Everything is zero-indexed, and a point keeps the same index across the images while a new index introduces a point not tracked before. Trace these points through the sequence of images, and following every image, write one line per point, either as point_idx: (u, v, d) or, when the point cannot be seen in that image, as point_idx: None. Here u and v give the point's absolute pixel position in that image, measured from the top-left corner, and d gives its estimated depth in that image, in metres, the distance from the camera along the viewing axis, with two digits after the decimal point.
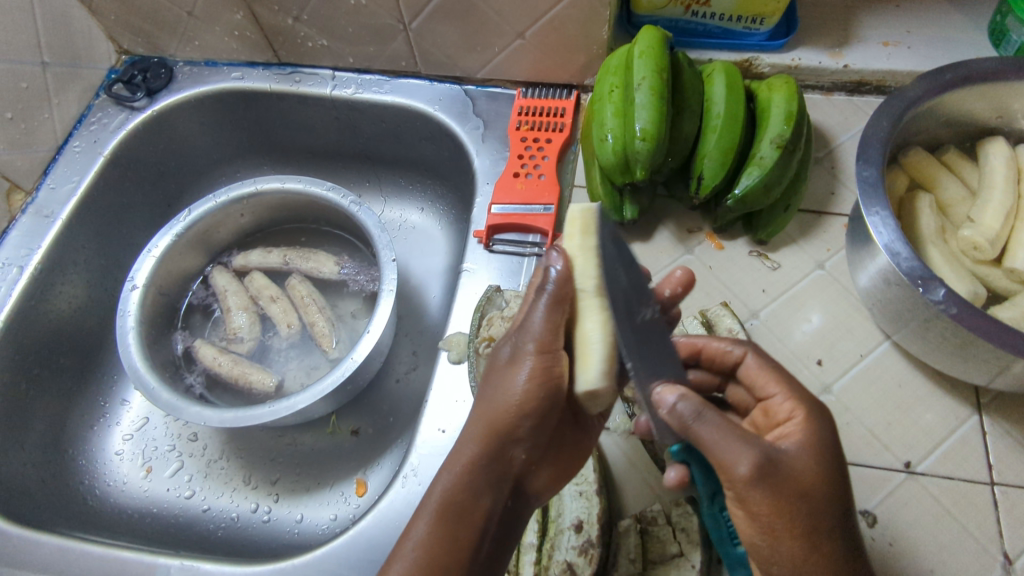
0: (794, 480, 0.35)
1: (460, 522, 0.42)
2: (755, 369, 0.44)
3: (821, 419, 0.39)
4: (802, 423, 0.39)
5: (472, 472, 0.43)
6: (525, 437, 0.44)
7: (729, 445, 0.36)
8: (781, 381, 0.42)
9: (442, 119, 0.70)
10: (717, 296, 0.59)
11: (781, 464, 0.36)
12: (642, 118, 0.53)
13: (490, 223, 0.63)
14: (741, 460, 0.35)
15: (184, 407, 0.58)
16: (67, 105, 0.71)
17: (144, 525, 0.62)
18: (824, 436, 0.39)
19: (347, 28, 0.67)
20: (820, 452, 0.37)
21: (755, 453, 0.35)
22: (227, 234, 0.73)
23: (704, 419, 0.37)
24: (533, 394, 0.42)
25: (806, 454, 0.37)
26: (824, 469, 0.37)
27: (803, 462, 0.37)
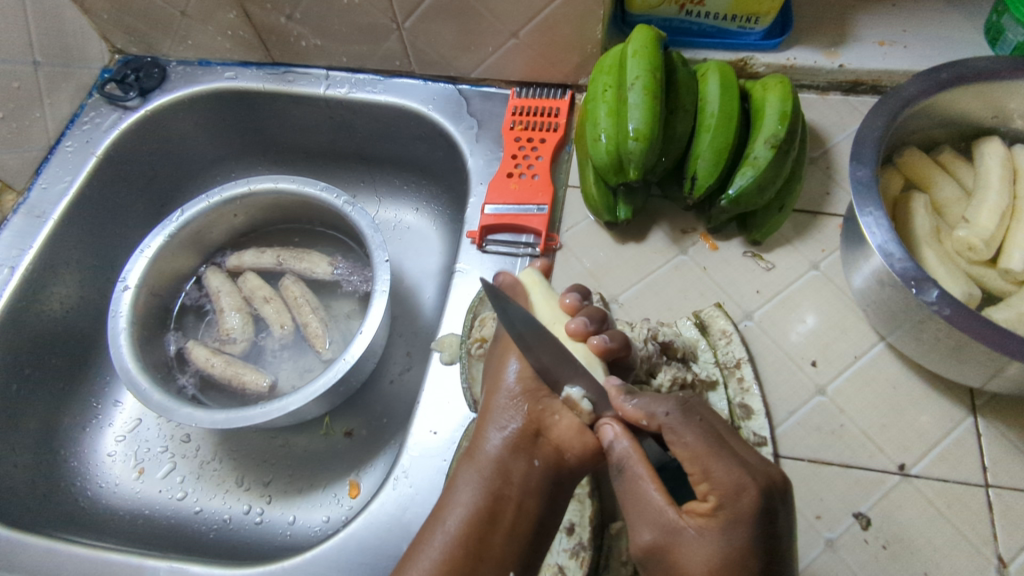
0: (683, 572, 0.36)
1: (484, 490, 0.43)
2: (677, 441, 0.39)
3: (729, 514, 0.36)
4: (710, 510, 0.36)
5: (493, 440, 0.45)
6: (538, 391, 0.46)
7: (635, 511, 0.40)
8: (697, 458, 0.38)
9: (436, 119, 0.70)
10: (711, 296, 0.59)
11: (669, 551, 0.37)
12: (635, 117, 0.53)
13: (484, 223, 0.62)
14: (637, 537, 0.39)
15: (175, 408, 0.58)
16: (59, 105, 0.71)
17: (136, 527, 0.62)
18: (736, 531, 0.35)
19: (341, 27, 0.66)
20: (723, 551, 0.35)
21: (647, 531, 0.39)
22: (220, 234, 0.73)
23: (622, 474, 0.41)
24: (525, 354, 0.47)
25: (705, 546, 0.36)
26: (724, 572, 0.35)
27: (699, 556, 0.36)
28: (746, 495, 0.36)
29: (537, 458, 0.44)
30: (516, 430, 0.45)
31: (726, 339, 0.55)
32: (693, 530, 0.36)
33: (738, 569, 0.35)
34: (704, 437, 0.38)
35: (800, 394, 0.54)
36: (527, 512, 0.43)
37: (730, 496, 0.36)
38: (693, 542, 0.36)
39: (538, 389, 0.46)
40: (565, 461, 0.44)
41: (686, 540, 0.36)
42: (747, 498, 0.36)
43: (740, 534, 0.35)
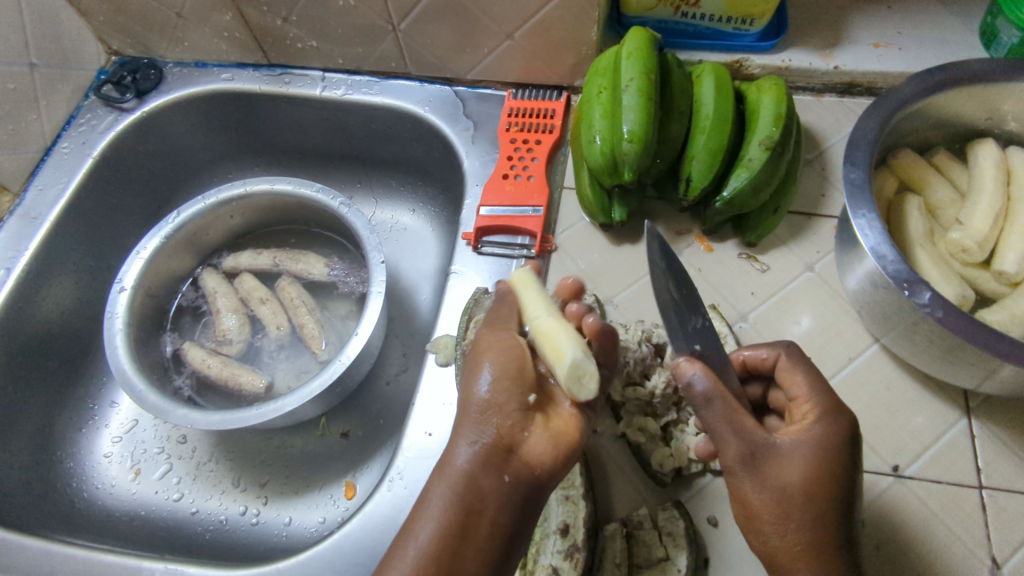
0: (776, 477, 0.39)
1: (456, 505, 0.42)
2: (786, 370, 0.45)
3: (828, 425, 0.41)
4: (812, 423, 0.41)
5: (464, 456, 0.43)
6: (507, 405, 0.44)
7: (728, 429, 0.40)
8: (808, 382, 0.44)
9: (432, 120, 0.70)
10: (705, 298, 0.59)
11: (765, 461, 0.40)
12: (630, 119, 0.53)
13: (479, 225, 0.62)
14: (731, 445, 0.40)
15: (171, 409, 0.58)
16: (55, 106, 0.71)
17: (133, 528, 0.62)
18: (838, 444, 0.40)
19: (336, 29, 0.66)
20: (825, 461, 0.40)
21: (743, 445, 0.40)
22: (216, 236, 0.73)
23: (711, 406, 0.40)
24: (502, 361, 0.45)
25: (807, 457, 0.40)
26: (820, 478, 0.39)
27: (796, 463, 0.40)
28: (843, 415, 0.42)
29: (507, 473, 0.43)
30: (486, 445, 0.43)
31: (722, 340, 0.54)
32: (806, 441, 0.40)
33: (835, 477, 0.39)
34: (815, 373, 0.44)
35: None
36: (499, 525, 0.42)
37: (829, 415, 0.41)
38: (784, 453, 0.40)
39: (510, 402, 0.44)
40: (536, 474, 0.43)
41: (777, 450, 0.40)
42: (845, 418, 0.41)
43: (845, 452, 0.40)
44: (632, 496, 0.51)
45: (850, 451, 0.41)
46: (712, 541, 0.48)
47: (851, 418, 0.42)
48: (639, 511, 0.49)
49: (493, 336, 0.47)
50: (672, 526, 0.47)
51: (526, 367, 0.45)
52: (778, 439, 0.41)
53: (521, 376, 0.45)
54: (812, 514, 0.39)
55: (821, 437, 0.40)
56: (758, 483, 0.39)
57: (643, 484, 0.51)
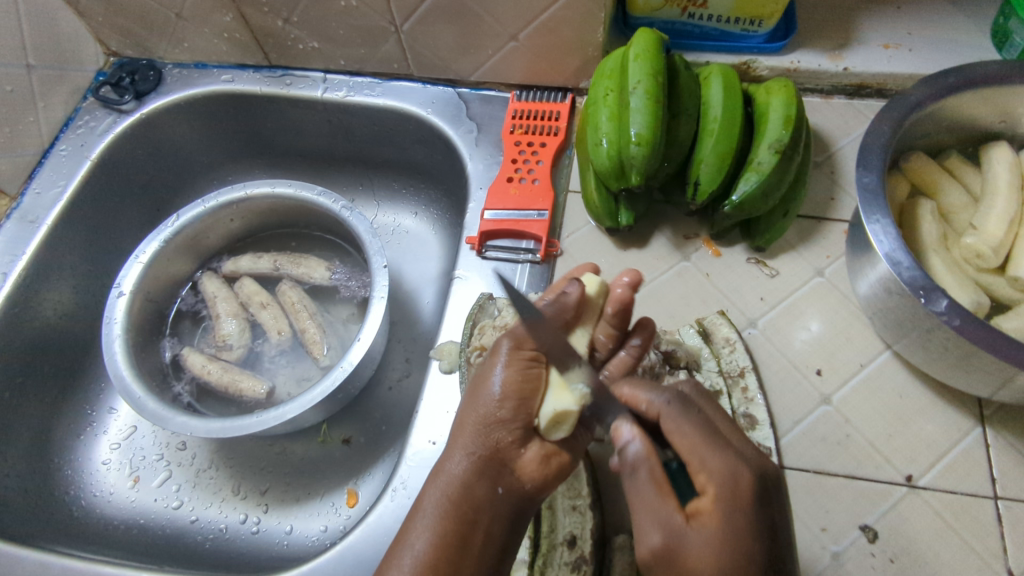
0: (693, 570, 0.34)
1: (451, 516, 0.41)
2: (670, 425, 0.39)
3: (738, 502, 0.35)
4: (714, 503, 0.35)
5: (457, 465, 0.42)
6: (509, 421, 0.42)
7: (649, 528, 0.36)
8: (707, 443, 0.37)
9: (435, 122, 0.69)
10: (714, 304, 0.58)
11: (676, 555, 0.35)
12: (637, 122, 0.52)
13: (483, 229, 0.61)
14: (646, 539, 0.36)
15: (169, 417, 0.57)
16: (53, 108, 0.70)
17: (132, 537, 0.61)
18: (746, 520, 0.35)
19: (339, 30, 0.66)
20: (733, 546, 0.34)
21: (657, 536, 0.36)
22: (216, 239, 0.72)
23: (636, 477, 0.38)
24: (511, 378, 0.42)
25: (715, 549, 0.34)
26: (734, 566, 0.34)
27: (706, 555, 0.34)
28: (742, 478, 0.36)
29: (500, 486, 0.42)
30: (482, 457, 0.42)
31: (729, 347, 0.54)
32: (705, 527, 0.35)
33: (750, 561, 0.34)
34: (701, 427, 0.38)
35: (805, 403, 0.53)
36: (491, 537, 0.41)
37: (726, 487, 0.35)
38: (694, 541, 0.35)
39: (512, 418, 0.42)
40: (528, 490, 0.42)
41: (690, 539, 0.35)
42: (745, 482, 0.36)
43: (755, 526, 0.35)
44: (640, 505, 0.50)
45: (762, 519, 0.35)
46: None
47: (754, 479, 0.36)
48: None
49: (518, 341, 0.43)
50: None
51: (539, 384, 0.42)
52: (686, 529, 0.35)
53: (530, 396, 0.42)
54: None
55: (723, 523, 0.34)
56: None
57: None
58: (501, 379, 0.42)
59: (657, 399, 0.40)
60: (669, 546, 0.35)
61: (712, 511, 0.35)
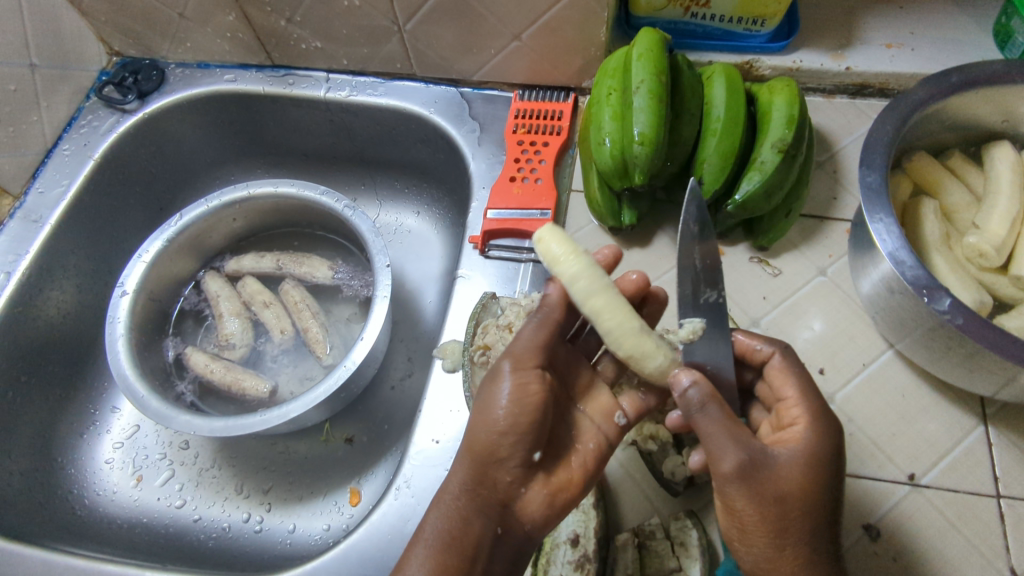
0: (773, 486, 0.37)
1: (451, 549, 0.41)
2: (778, 370, 0.44)
3: (826, 434, 0.40)
4: (805, 431, 0.40)
5: (459, 497, 0.43)
6: (509, 459, 0.42)
7: (727, 444, 0.37)
8: (802, 388, 0.43)
9: (438, 122, 0.69)
10: None
11: (765, 469, 0.37)
12: (640, 121, 0.52)
13: (486, 228, 0.61)
14: (730, 455, 0.37)
15: (173, 416, 0.57)
16: (56, 108, 0.70)
17: (135, 535, 0.61)
18: (830, 454, 0.39)
19: (341, 29, 0.66)
20: (817, 466, 0.39)
21: (741, 453, 0.37)
22: (219, 238, 0.72)
23: (706, 411, 0.39)
24: (516, 415, 0.41)
25: (802, 467, 0.38)
26: (813, 487, 0.38)
27: (794, 470, 0.38)
28: (830, 422, 0.41)
29: (500, 524, 0.43)
30: (484, 496, 0.43)
31: None
32: (795, 451, 0.39)
33: (827, 488, 0.38)
34: (804, 376, 0.43)
35: None
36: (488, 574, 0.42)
37: (816, 422, 0.40)
38: (783, 461, 0.38)
39: (513, 458, 0.42)
40: (527, 530, 0.44)
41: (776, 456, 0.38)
42: (833, 425, 0.41)
43: (834, 461, 0.39)
44: (642, 504, 0.50)
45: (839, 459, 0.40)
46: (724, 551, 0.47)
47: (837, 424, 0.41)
48: (651, 520, 0.48)
49: (519, 362, 0.44)
50: (684, 536, 0.46)
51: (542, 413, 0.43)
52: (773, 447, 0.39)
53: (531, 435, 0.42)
54: (804, 524, 0.38)
55: (812, 447, 0.39)
56: (752, 493, 0.37)
57: (653, 491, 0.50)
58: (503, 406, 0.42)
59: (768, 346, 0.45)
60: (753, 463, 0.37)
61: (801, 439, 0.40)
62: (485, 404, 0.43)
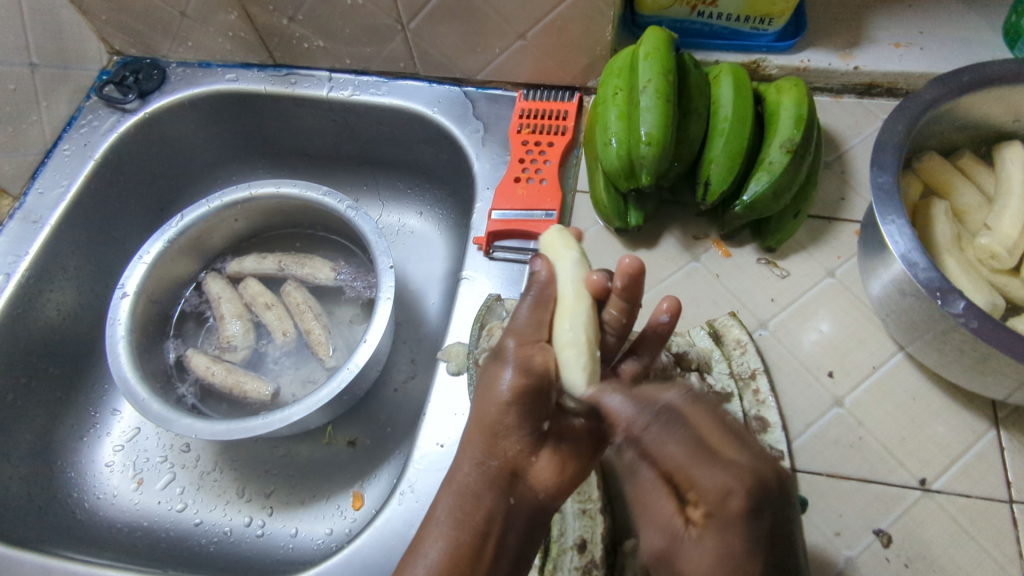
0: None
1: (462, 525, 0.39)
2: (654, 443, 0.35)
3: (733, 524, 0.32)
4: (706, 523, 0.33)
5: (471, 474, 0.40)
6: (517, 428, 0.39)
7: (648, 526, 0.36)
8: (689, 460, 0.34)
9: (441, 122, 0.68)
10: (724, 305, 0.57)
11: (676, 562, 0.34)
12: (647, 121, 0.52)
13: (490, 229, 0.60)
14: (650, 539, 0.35)
15: (174, 419, 0.56)
16: (56, 108, 0.69)
17: (135, 540, 0.61)
18: (743, 540, 0.32)
19: (344, 29, 0.65)
20: (730, 567, 0.32)
21: (656, 538, 0.35)
22: (220, 239, 0.71)
23: (633, 476, 0.36)
24: (517, 379, 0.39)
25: (711, 568, 0.32)
26: None
27: (702, 568, 0.33)
28: (733, 499, 0.32)
29: (514, 495, 0.40)
30: (494, 469, 0.40)
31: (741, 349, 0.53)
32: (706, 546, 0.32)
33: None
34: (690, 438, 0.34)
35: (817, 406, 0.52)
36: (506, 548, 0.39)
37: (718, 500, 0.32)
38: (694, 557, 0.33)
39: (519, 428, 0.39)
40: (543, 500, 0.40)
41: (685, 550, 0.33)
42: (734, 503, 0.32)
43: (750, 541, 0.32)
44: None
45: (757, 533, 0.32)
46: None
47: (747, 494, 0.32)
48: None
49: (522, 338, 0.42)
50: None
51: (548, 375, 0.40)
52: (682, 538, 0.34)
53: (539, 395, 0.39)
54: None
55: (722, 538, 0.32)
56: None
57: None
58: (503, 380, 0.39)
59: (640, 412, 0.36)
60: (668, 551, 0.34)
61: (710, 528, 0.33)
62: (491, 376, 0.40)
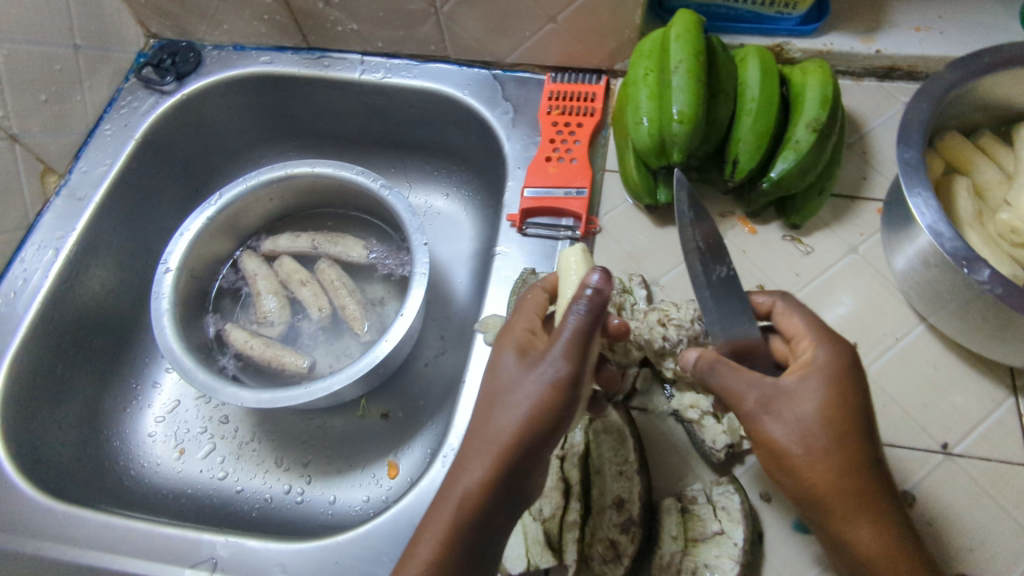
0: (796, 415, 0.40)
1: (476, 526, 0.40)
2: (783, 311, 0.45)
3: (836, 357, 0.41)
4: (819, 358, 0.42)
5: (489, 478, 0.40)
6: (550, 444, 0.41)
7: (738, 381, 0.41)
8: (810, 326, 0.44)
9: (471, 104, 0.70)
10: (751, 280, 0.59)
11: (777, 401, 0.41)
12: (679, 100, 0.54)
13: (524, 206, 0.62)
14: (743, 396, 0.41)
15: (220, 388, 0.59)
16: (98, 88, 0.69)
17: (180, 504, 0.63)
18: (842, 372, 0.41)
19: (379, 12, 0.67)
20: (838, 385, 0.41)
21: (753, 393, 0.41)
22: (254, 218, 0.73)
23: (717, 370, 0.42)
24: (548, 405, 0.40)
25: (823, 391, 0.40)
26: (839, 403, 0.40)
27: (812, 399, 0.40)
28: (836, 347, 0.42)
29: (520, 499, 0.42)
30: (518, 475, 0.40)
31: None
32: (805, 376, 0.41)
33: (852, 402, 0.40)
34: (814, 318, 0.44)
35: None
36: (500, 544, 0.42)
37: (826, 348, 0.42)
38: (797, 393, 0.41)
39: (546, 440, 0.41)
40: (533, 496, 0.43)
41: (791, 390, 0.41)
42: (839, 347, 0.42)
43: (853, 377, 0.41)
44: (684, 471, 0.51)
45: (854, 374, 0.41)
46: (763, 518, 0.49)
47: (847, 345, 0.42)
48: (692, 487, 0.49)
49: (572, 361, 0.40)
50: (726, 501, 0.48)
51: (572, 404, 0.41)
52: (782, 379, 0.41)
53: (566, 415, 0.41)
54: (845, 435, 0.40)
55: (822, 367, 0.41)
56: (777, 422, 0.40)
57: (693, 458, 0.51)
58: (539, 401, 0.40)
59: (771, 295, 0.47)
60: (765, 398, 0.41)
61: (810, 369, 0.41)
62: (522, 404, 0.40)
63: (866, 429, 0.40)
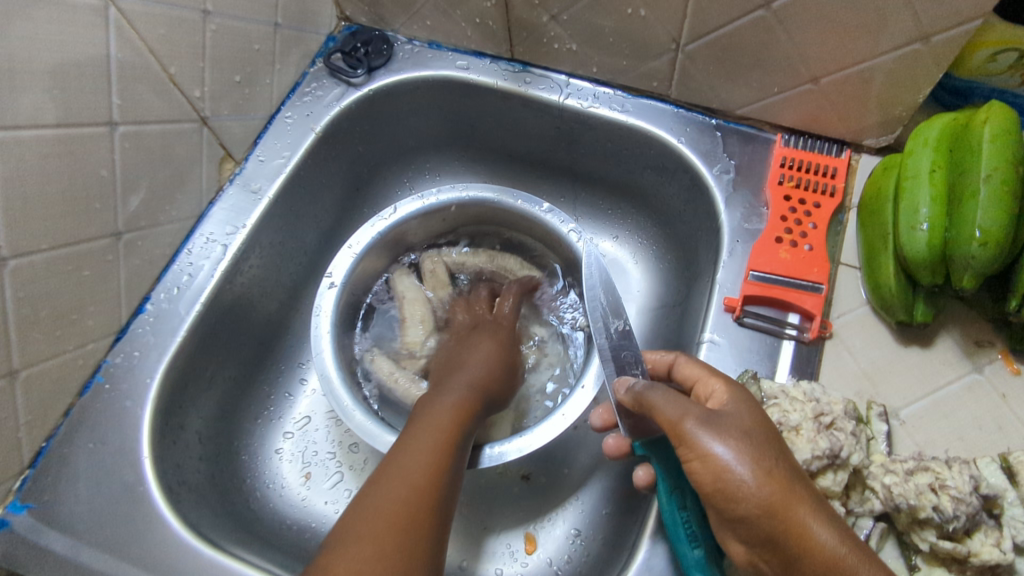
0: (730, 426, 0.39)
1: (434, 485, 0.44)
2: (686, 362, 0.47)
3: (747, 398, 0.42)
4: (726, 390, 0.43)
5: (455, 440, 0.48)
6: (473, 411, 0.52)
7: (674, 404, 0.40)
8: (716, 376, 0.44)
9: (685, 154, 0.62)
10: (1015, 437, 0.49)
11: (716, 420, 0.39)
12: (983, 215, 0.44)
13: (746, 292, 0.54)
14: (683, 409, 0.39)
15: (383, 437, 0.53)
16: (286, 71, 0.63)
17: (305, 541, 0.57)
18: (751, 408, 0.41)
19: (609, 37, 0.59)
20: (754, 411, 0.41)
21: (695, 409, 0.39)
22: (418, 235, 0.67)
23: (654, 388, 0.42)
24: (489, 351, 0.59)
25: (745, 415, 0.40)
26: (766, 429, 0.40)
27: (741, 420, 0.40)
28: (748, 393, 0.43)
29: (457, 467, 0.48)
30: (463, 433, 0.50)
31: None
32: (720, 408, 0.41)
33: (773, 434, 0.40)
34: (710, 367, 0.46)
35: None
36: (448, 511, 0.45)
37: (744, 391, 0.43)
38: (725, 415, 0.40)
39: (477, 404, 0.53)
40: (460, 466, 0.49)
41: (715, 412, 0.40)
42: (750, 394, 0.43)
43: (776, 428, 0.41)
44: None
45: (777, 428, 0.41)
46: None
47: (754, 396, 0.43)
48: None
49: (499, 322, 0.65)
50: None
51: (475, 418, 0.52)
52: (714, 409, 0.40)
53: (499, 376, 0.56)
54: (778, 458, 0.38)
55: (729, 400, 0.42)
56: (714, 432, 0.38)
57: None
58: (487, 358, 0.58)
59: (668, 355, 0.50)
60: (707, 414, 0.39)
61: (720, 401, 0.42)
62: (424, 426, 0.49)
63: (789, 467, 0.38)
